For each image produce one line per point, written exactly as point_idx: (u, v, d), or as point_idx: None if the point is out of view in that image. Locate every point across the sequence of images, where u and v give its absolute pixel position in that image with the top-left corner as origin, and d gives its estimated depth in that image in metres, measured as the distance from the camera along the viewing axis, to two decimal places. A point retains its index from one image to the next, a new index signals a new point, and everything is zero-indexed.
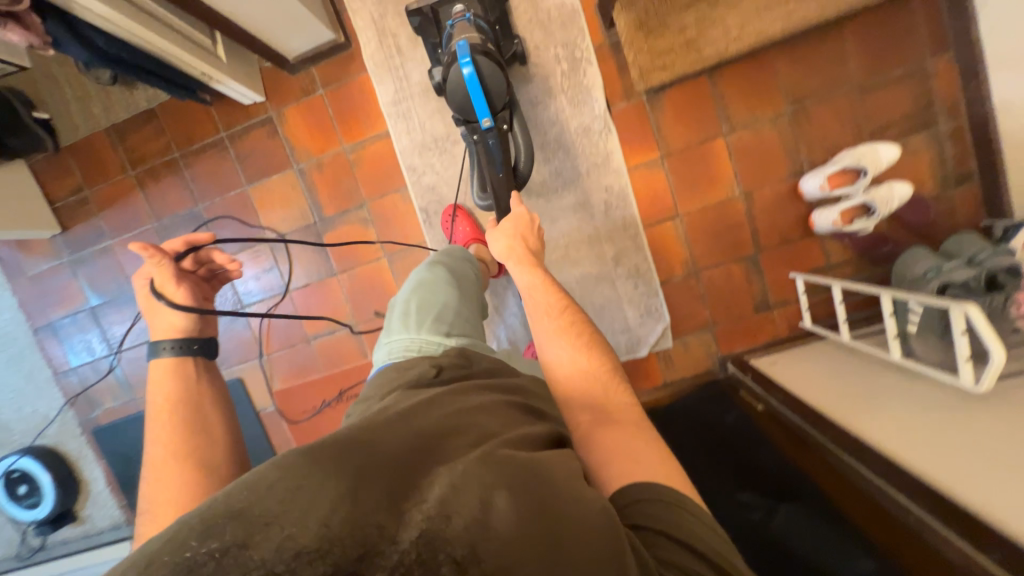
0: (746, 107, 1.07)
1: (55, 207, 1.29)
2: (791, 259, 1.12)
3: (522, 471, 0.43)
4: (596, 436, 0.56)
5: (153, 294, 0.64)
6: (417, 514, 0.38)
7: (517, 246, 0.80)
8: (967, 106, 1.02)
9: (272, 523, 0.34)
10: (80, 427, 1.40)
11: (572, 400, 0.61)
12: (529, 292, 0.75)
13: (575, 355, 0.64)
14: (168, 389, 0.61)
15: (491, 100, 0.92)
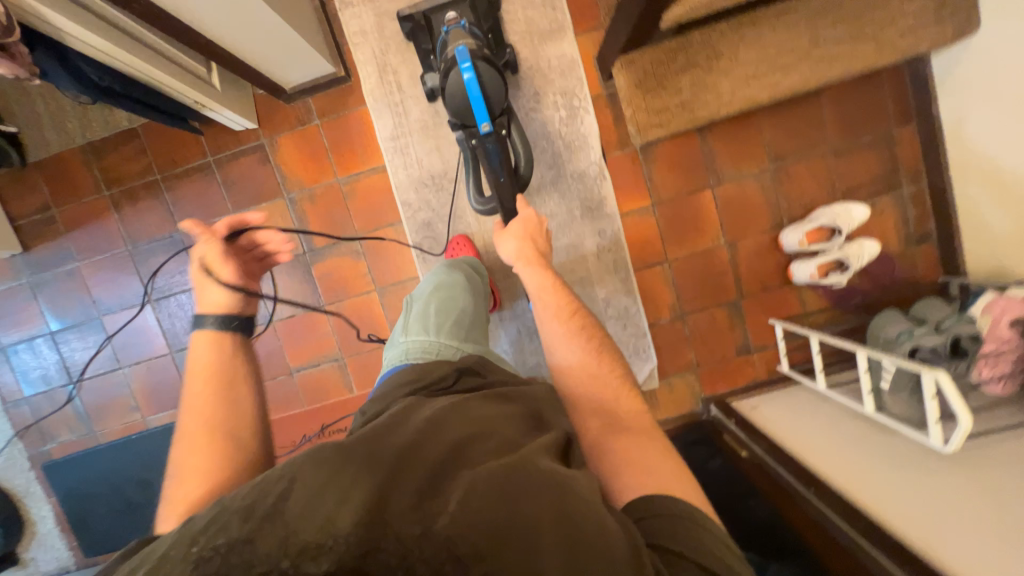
0: (732, 162, 1.13)
1: (17, 225, 1.21)
2: (771, 306, 1.18)
3: (521, 469, 0.45)
4: (610, 443, 0.60)
5: (203, 271, 0.70)
6: (418, 512, 0.40)
7: (528, 248, 0.87)
8: (928, 173, 1.12)
9: (282, 521, 0.39)
10: (30, 461, 1.30)
11: (583, 406, 0.66)
12: (540, 293, 0.82)
13: (588, 358, 0.72)
14: (209, 358, 0.67)
15: (491, 105, 0.88)
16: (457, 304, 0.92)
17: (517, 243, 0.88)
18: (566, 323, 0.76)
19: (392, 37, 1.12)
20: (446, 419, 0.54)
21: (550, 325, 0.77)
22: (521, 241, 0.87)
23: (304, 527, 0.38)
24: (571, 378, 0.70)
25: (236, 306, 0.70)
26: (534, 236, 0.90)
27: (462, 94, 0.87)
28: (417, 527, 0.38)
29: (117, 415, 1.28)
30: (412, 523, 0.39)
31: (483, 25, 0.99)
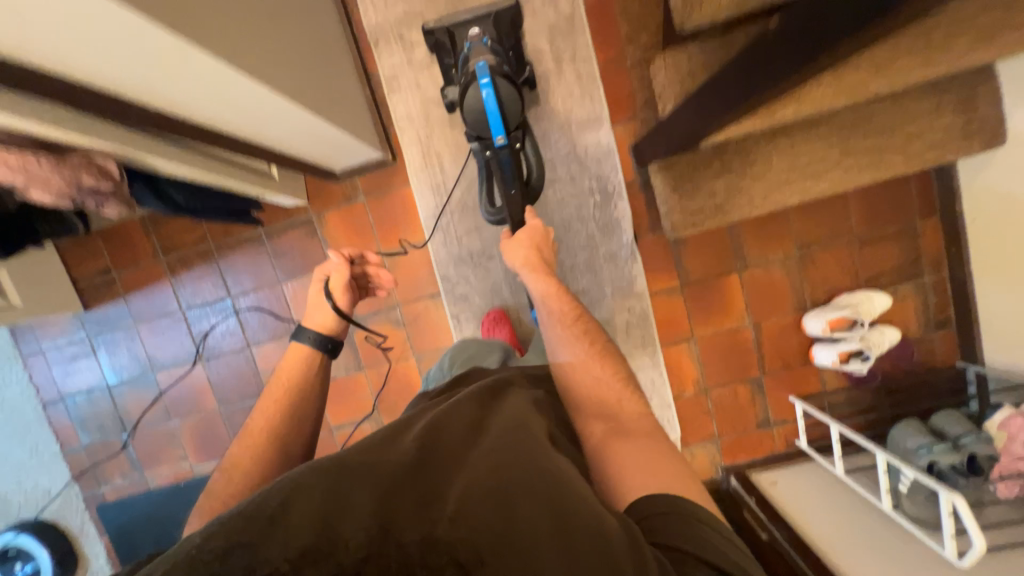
0: (758, 248, 1.18)
1: (79, 286, 1.30)
2: (791, 383, 1.23)
3: (518, 466, 0.46)
4: (611, 446, 0.61)
5: (326, 292, 0.88)
6: (420, 514, 0.39)
7: (533, 255, 0.88)
8: (949, 263, 1.16)
9: (284, 521, 0.38)
10: (84, 503, 1.39)
11: (587, 408, 0.68)
12: (544, 298, 0.84)
13: (591, 362, 0.74)
14: (294, 371, 0.82)
15: (508, 119, 0.97)
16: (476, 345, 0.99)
17: (525, 252, 0.89)
18: (570, 328, 0.79)
19: (436, 122, 1.17)
20: (454, 409, 0.56)
21: (554, 329, 0.80)
22: (525, 249, 0.88)
23: (307, 530, 0.38)
24: (574, 376, 0.72)
25: (335, 331, 0.86)
26: (539, 247, 0.91)
27: (480, 108, 0.95)
28: (421, 529, 0.38)
29: (166, 462, 1.36)
30: (414, 525, 0.38)
31: (505, 43, 1.07)
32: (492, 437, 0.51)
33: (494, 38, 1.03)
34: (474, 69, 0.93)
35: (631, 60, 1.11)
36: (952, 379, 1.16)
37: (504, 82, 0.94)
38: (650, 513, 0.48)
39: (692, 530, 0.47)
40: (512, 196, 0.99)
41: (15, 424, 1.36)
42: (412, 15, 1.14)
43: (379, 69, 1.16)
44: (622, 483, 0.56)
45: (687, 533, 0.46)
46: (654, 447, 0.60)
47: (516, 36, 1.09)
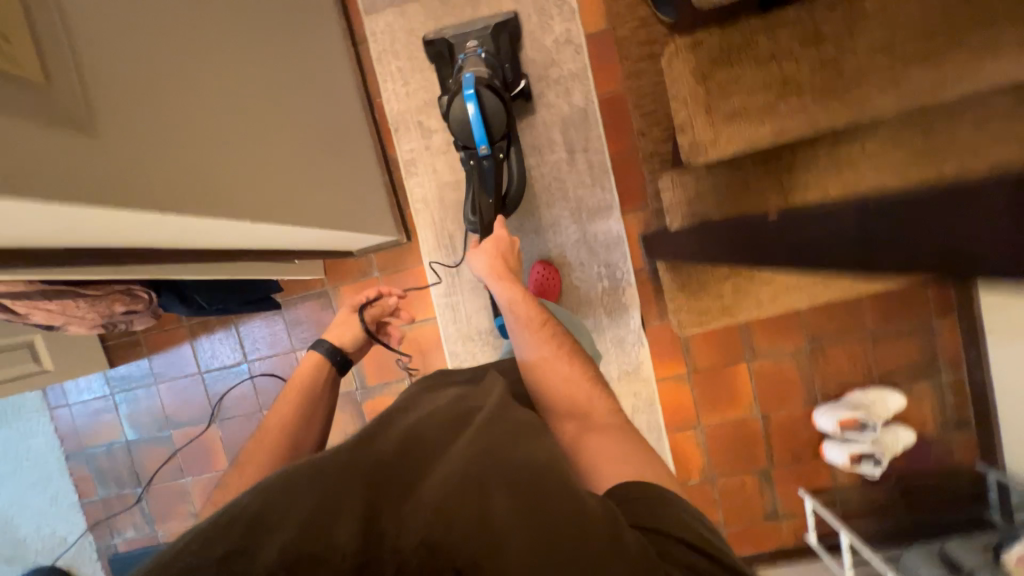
0: (767, 339, 1.17)
1: (106, 345, 1.36)
2: (801, 475, 1.20)
3: (496, 463, 0.45)
4: (587, 443, 0.64)
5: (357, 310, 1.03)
6: (406, 510, 0.38)
7: (498, 263, 0.91)
8: (967, 364, 1.13)
9: (265, 531, 0.35)
10: (97, 553, 1.42)
11: (559, 409, 0.70)
12: (511, 304, 0.84)
13: (558, 364, 0.75)
14: (307, 363, 0.95)
15: (492, 130, 1.02)
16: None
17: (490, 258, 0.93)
18: (536, 332, 0.79)
19: (451, 205, 1.21)
20: (416, 428, 0.53)
21: (521, 332, 0.80)
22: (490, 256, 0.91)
23: (292, 536, 0.34)
24: (540, 376, 0.74)
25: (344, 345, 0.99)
26: (504, 255, 0.95)
27: (465, 118, 1.01)
28: (417, 531, 0.36)
29: (176, 518, 1.39)
30: (404, 518, 0.37)
31: (502, 55, 1.09)
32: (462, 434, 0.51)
33: (490, 50, 1.07)
34: (461, 80, 0.99)
35: (642, 152, 1.13)
36: (971, 484, 1.12)
37: (488, 95, 0.98)
38: (630, 498, 0.50)
39: (669, 513, 0.47)
40: (488, 203, 1.04)
41: (39, 473, 1.42)
42: (431, 103, 1.19)
43: (398, 153, 1.21)
44: (597, 473, 0.58)
45: (664, 514, 0.47)
46: (626, 436, 0.64)
47: (514, 50, 1.12)
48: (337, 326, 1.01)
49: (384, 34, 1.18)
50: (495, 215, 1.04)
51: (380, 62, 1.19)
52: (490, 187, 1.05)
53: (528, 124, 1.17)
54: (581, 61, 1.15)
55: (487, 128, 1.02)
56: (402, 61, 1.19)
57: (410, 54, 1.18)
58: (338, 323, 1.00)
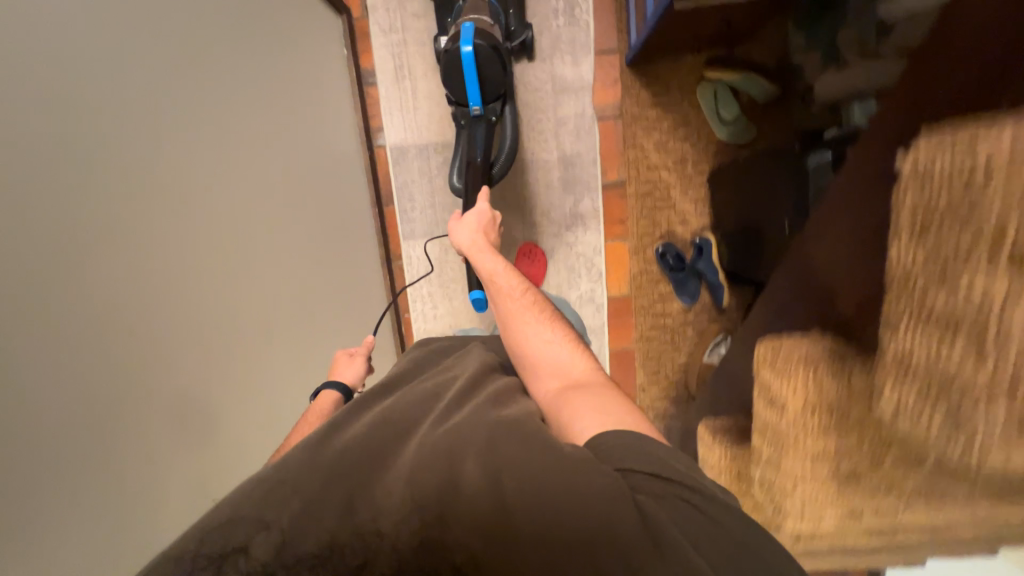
0: None
1: None
2: None
3: (455, 440, 0.53)
4: (565, 396, 0.65)
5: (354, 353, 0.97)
6: (387, 496, 0.46)
7: (482, 238, 0.88)
8: None
9: (279, 527, 0.43)
10: None
11: (542, 371, 0.71)
12: (492, 276, 0.83)
13: (539, 324, 0.76)
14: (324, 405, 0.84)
15: (486, 89, 0.94)
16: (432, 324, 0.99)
17: (471, 233, 0.88)
18: (518, 300, 0.79)
19: None
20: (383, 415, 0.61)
21: (502, 304, 0.80)
22: (474, 232, 0.88)
23: (300, 536, 0.43)
24: (524, 347, 0.74)
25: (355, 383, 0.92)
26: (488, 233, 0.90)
27: (458, 73, 0.93)
28: (417, 530, 0.43)
29: None
30: (397, 509, 0.45)
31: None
32: (434, 420, 0.59)
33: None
34: (460, 27, 0.91)
35: (638, 403, 1.27)
36: None
37: (488, 45, 0.90)
38: (612, 443, 0.52)
39: (647, 453, 0.50)
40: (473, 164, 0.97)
41: None
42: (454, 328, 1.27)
43: None
44: (577, 423, 0.59)
45: (650, 456, 0.50)
46: (608, 391, 0.64)
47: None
48: (343, 365, 0.94)
49: (419, 259, 1.23)
50: (481, 183, 0.97)
51: (412, 284, 1.25)
52: (478, 150, 0.98)
53: (505, 200, 1.18)
54: (600, 318, 1.24)
55: (482, 86, 0.94)
56: (433, 287, 1.25)
57: (443, 282, 1.24)
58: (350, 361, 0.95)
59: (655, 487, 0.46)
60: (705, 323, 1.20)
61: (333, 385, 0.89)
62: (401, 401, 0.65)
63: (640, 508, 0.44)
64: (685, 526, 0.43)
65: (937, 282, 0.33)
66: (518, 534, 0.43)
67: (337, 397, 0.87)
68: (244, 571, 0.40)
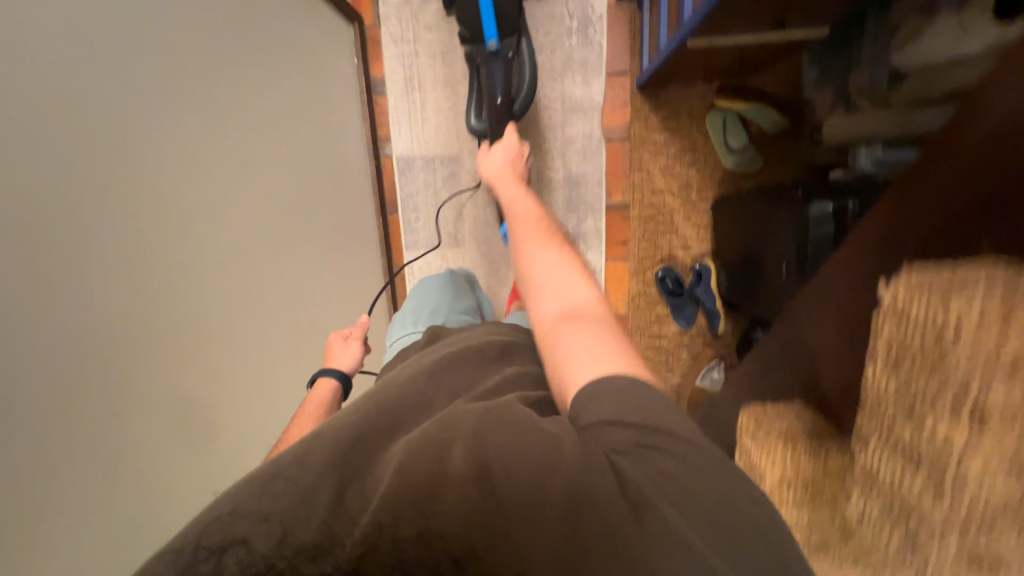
0: None
1: None
2: None
3: (442, 426, 0.47)
4: (561, 328, 0.58)
5: (348, 338, 0.94)
6: (375, 492, 0.42)
7: (508, 171, 0.84)
8: None
9: (276, 521, 0.39)
10: None
11: (542, 295, 0.63)
12: (512, 206, 0.78)
13: (547, 251, 0.68)
14: (322, 395, 0.84)
15: (502, 22, 0.94)
16: (433, 304, 0.96)
17: (501, 162, 0.86)
18: (529, 225, 0.73)
19: None
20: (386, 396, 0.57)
21: (515, 230, 0.74)
22: (500, 163, 0.85)
23: (298, 527, 0.39)
24: (529, 268, 0.67)
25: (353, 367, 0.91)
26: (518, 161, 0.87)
27: (472, 8, 0.93)
28: (415, 520, 0.38)
29: None
30: (381, 499, 0.40)
31: None
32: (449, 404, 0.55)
33: None
34: None
35: None
36: None
37: None
38: (602, 394, 0.46)
39: (641, 404, 0.44)
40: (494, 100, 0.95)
41: None
42: None
43: None
44: (572, 356, 0.53)
45: (639, 407, 0.44)
46: (611, 331, 0.57)
47: None
48: (338, 350, 0.93)
49: (421, 269, 1.25)
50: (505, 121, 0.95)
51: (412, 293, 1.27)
52: (498, 90, 0.97)
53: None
54: None
55: (498, 19, 0.93)
56: None
57: None
58: (347, 347, 0.93)
59: (624, 441, 0.41)
60: (699, 346, 1.23)
61: (331, 372, 0.88)
62: (405, 382, 0.61)
63: (620, 474, 0.40)
64: (659, 489, 0.38)
65: (906, 412, 0.38)
66: (530, 513, 0.38)
67: (335, 384, 0.86)
68: (240, 567, 0.36)
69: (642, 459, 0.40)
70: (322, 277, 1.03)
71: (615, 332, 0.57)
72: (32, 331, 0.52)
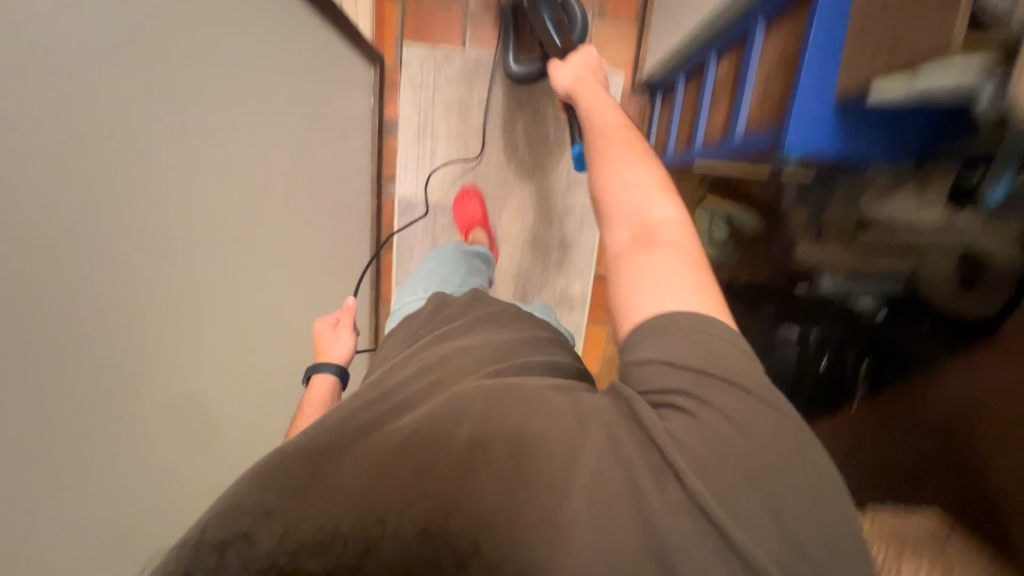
0: None
1: None
2: None
3: (447, 405, 0.44)
4: (629, 256, 0.49)
5: (337, 328, 0.85)
6: (365, 474, 0.41)
7: (587, 74, 0.72)
8: None
9: (280, 518, 0.40)
10: None
11: (611, 215, 0.54)
12: (586, 112, 0.68)
13: (625, 160, 0.57)
14: (321, 391, 0.77)
15: None
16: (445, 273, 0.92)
17: (576, 72, 0.73)
18: (607, 132, 0.62)
19: None
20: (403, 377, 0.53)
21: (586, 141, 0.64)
22: (577, 70, 0.73)
23: (301, 522, 0.39)
24: (600, 180, 0.58)
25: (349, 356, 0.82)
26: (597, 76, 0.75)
27: None
28: (420, 515, 0.38)
29: None
30: (383, 490, 0.40)
31: None
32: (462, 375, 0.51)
33: None
34: None
35: None
36: None
37: None
38: (669, 326, 0.41)
39: (706, 343, 0.40)
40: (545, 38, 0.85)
41: None
42: None
43: None
44: (636, 291, 0.46)
45: (691, 347, 0.39)
46: (693, 261, 0.47)
47: None
48: (329, 342, 0.83)
49: None
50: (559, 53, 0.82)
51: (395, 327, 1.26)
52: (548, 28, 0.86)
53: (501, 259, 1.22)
54: None
55: None
56: None
57: None
58: (336, 336, 0.84)
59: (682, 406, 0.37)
60: None
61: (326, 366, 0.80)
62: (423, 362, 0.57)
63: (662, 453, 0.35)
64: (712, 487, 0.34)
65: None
66: (538, 478, 0.36)
67: (333, 381, 0.79)
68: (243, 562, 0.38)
69: (679, 426, 0.36)
70: (315, 313, 1.02)
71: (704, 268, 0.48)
72: (91, 345, 0.47)
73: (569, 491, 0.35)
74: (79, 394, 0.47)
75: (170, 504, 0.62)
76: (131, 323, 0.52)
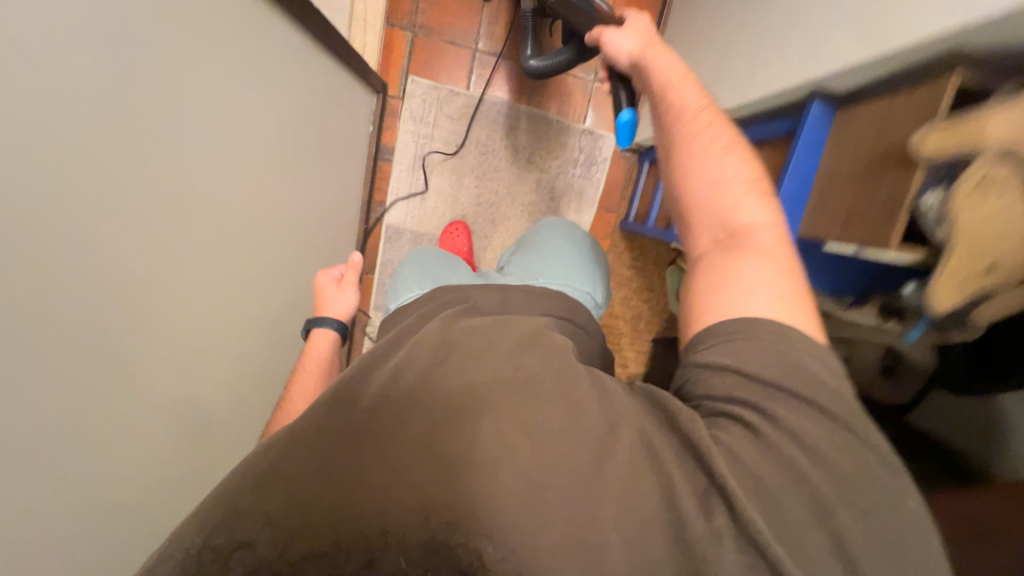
0: None
1: None
2: None
3: (469, 396, 0.44)
4: (714, 258, 0.50)
5: (339, 285, 0.89)
6: (382, 473, 0.40)
7: (654, 38, 0.64)
8: None
9: (287, 524, 0.38)
10: None
11: (697, 216, 0.53)
12: (663, 88, 0.61)
13: (710, 153, 0.55)
14: (322, 349, 0.80)
15: None
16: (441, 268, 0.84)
17: (640, 42, 0.64)
18: (687, 116, 0.58)
19: None
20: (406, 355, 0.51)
21: (662, 125, 0.60)
22: (642, 40, 0.64)
23: (302, 531, 0.38)
24: (682, 175, 0.56)
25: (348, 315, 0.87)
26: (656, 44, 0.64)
27: None
28: (425, 524, 0.38)
29: None
30: (403, 490, 0.39)
31: None
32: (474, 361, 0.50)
33: None
34: None
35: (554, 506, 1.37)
36: None
37: None
38: (746, 333, 0.42)
39: (784, 354, 0.41)
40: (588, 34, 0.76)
41: None
42: None
43: None
44: (718, 295, 0.47)
45: (771, 358, 0.41)
46: (786, 266, 0.47)
47: None
48: (331, 299, 0.88)
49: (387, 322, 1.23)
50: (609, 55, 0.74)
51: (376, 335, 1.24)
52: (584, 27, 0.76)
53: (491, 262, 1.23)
54: None
55: None
56: None
57: None
58: (338, 294, 0.88)
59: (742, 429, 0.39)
60: None
61: (328, 321, 0.84)
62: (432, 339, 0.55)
63: (714, 470, 0.37)
64: (766, 503, 0.36)
65: None
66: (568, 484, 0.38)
67: (334, 336, 0.82)
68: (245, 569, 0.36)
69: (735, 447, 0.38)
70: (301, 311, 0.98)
71: (792, 275, 0.47)
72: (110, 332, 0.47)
73: (605, 503, 0.38)
74: (99, 376, 0.46)
75: (170, 491, 0.59)
76: (151, 331, 0.52)
